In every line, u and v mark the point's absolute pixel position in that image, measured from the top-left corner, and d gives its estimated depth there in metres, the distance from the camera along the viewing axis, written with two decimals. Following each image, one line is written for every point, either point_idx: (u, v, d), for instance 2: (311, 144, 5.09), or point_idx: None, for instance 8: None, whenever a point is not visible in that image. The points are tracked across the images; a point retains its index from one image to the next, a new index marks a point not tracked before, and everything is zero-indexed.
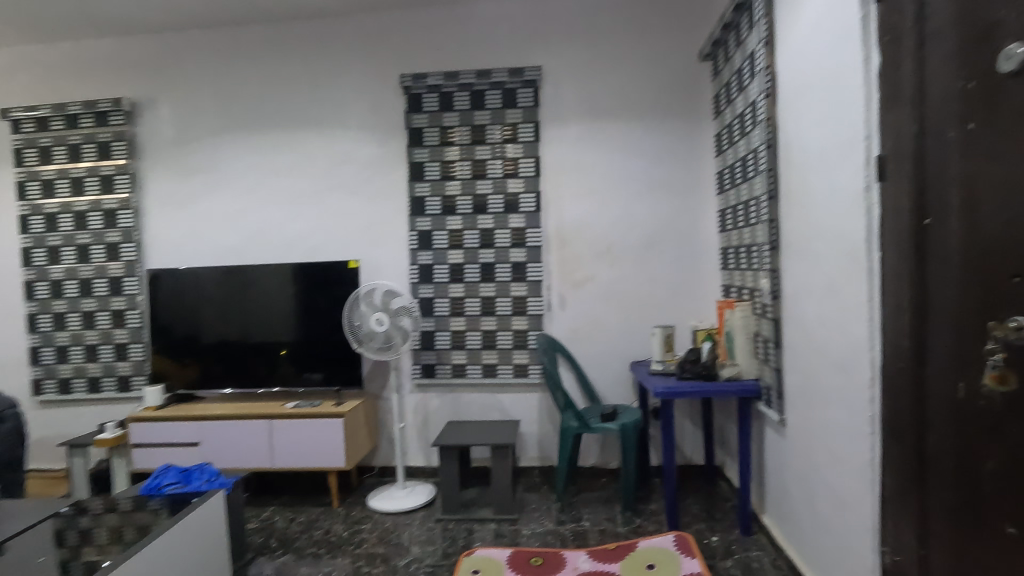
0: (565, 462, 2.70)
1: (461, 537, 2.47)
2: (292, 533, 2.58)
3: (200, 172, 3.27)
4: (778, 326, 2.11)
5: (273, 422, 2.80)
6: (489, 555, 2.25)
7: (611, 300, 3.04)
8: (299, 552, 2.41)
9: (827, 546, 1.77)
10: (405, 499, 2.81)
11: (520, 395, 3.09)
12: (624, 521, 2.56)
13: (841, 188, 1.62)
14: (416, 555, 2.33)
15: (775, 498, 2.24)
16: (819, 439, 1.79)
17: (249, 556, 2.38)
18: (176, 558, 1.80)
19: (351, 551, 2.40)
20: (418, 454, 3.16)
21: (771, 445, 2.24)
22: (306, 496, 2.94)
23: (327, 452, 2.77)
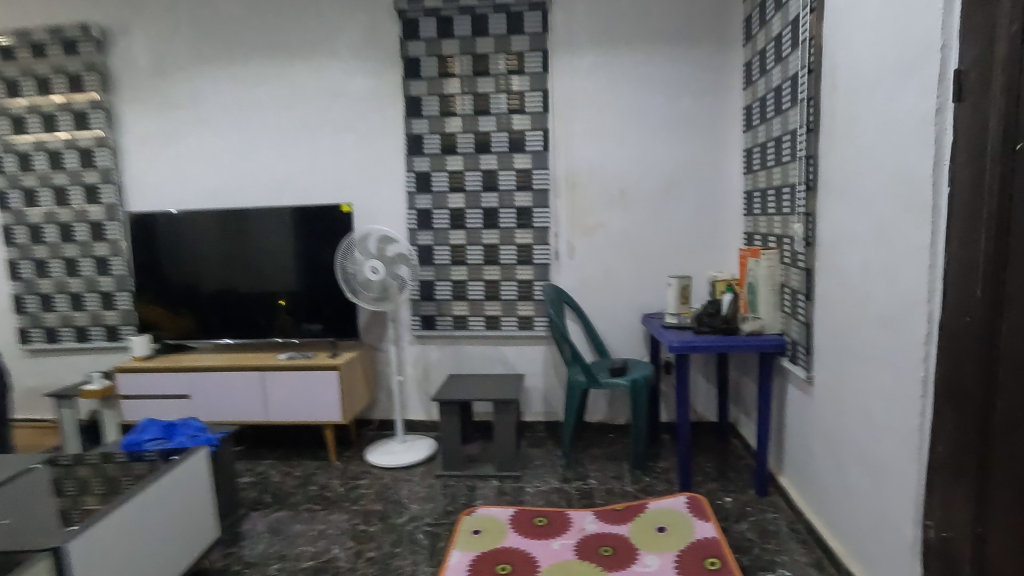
0: (572, 418, 2.57)
1: (462, 494, 2.37)
2: (287, 488, 2.49)
3: (179, 108, 3.01)
4: (809, 277, 1.91)
5: (264, 375, 2.67)
6: (492, 514, 2.15)
7: (623, 248, 2.83)
8: (293, 508, 2.32)
9: (856, 512, 1.64)
10: (404, 453, 2.71)
11: (524, 348, 2.94)
12: (632, 479, 2.45)
13: (903, 115, 1.38)
14: (415, 512, 2.24)
15: (796, 459, 2.10)
16: (855, 400, 1.63)
17: (242, 511, 2.29)
18: (139, 534, 1.61)
19: (348, 508, 2.31)
20: (418, 408, 3.04)
21: (795, 405, 2.07)
22: (303, 450, 2.84)
23: (322, 406, 2.65)
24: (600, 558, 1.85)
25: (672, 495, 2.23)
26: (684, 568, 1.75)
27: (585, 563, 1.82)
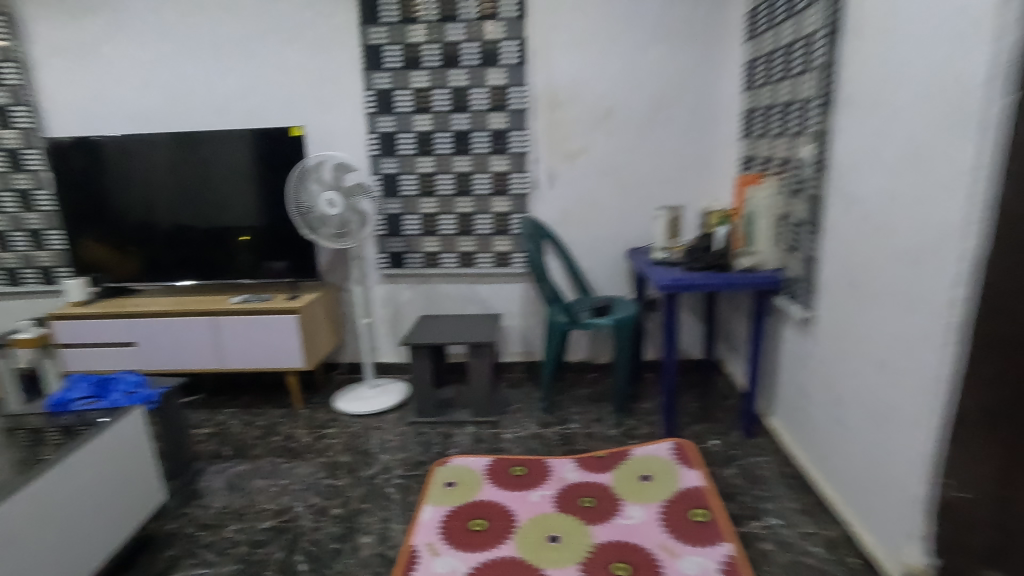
0: (551, 360, 2.42)
1: (436, 442, 2.24)
2: (249, 439, 2.33)
3: (94, 13, 2.58)
4: (816, 207, 1.71)
5: (216, 319, 2.44)
6: (466, 465, 2.02)
7: (608, 176, 2.57)
8: (254, 461, 2.17)
9: (856, 459, 1.54)
10: (375, 399, 2.56)
11: (502, 286, 2.74)
12: (614, 422, 2.33)
13: (953, 6, 1.13)
14: (385, 464, 2.10)
15: (788, 401, 1.98)
16: (864, 344, 1.47)
17: (198, 467, 2.14)
18: (72, 509, 1.45)
19: (314, 460, 2.16)
20: (389, 350, 2.87)
21: (791, 345, 1.93)
22: (267, 397, 2.67)
23: (283, 352, 2.45)
24: (582, 510, 1.74)
25: (657, 439, 2.12)
26: (670, 520, 1.65)
27: (565, 517, 1.71)
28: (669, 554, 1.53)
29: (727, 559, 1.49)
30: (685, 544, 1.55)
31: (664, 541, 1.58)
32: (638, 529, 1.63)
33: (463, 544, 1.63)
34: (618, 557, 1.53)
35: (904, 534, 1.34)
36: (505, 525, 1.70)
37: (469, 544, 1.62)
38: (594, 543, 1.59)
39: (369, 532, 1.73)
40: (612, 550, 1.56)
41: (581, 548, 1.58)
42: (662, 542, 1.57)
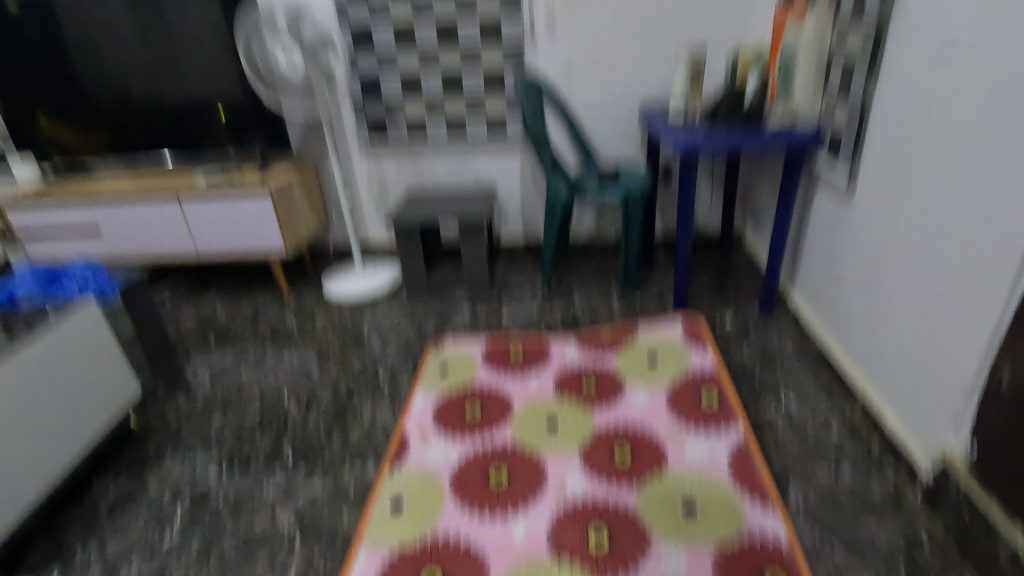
0: (552, 236, 2.21)
1: (431, 325, 2.11)
2: (234, 327, 2.23)
3: None
4: (878, 37, 1.37)
5: (182, 201, 2.22)
6: (462, 348, 1.90)
7: (618, 18, 2.17)
8: (240, 349, 2.08)
9: (890, 337, 1.39)
10: (366, 282, 2.41)
11: (497, 156, 2.44)
12: (621, 301, 2.17)
13: None
14: (377, 349, 1.99)
15: (815, 275, 1.78)
16: (929, 206, 1.24)
17: (182, 356, 2.05)
18: (19, 414, 1.31)
19: (301, 346, 2.06)
20: (379, 231, 2.66)
21: (826, 213, 1.68)
22: (253, 283, 2.53)
23: (260, 235, 2.27)
24: (583, 395, 1.63)
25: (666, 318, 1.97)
26: (678, 404, 1.54)
27: (565, 403, 1.61)
28: (674, 439, 1.43)
29: (737, 443, 1.39)
30: (692, 430, 1.45)
31: (670, 426, 1.47)
32: (642, 414, 1.53)
33: (457, 431, 1.54)
34: (621, 443, 1.44)
35: (942, 420, 1.21)
36: (502, 411, 1.60)
37: (463, 431, 1.53)
38: (595, 429, 1.50)
39: (359, 420, 1.64)
40: (615, 436, 1.47)
41: (582, 433, 1.49)
42: (667, 427, 1.47)
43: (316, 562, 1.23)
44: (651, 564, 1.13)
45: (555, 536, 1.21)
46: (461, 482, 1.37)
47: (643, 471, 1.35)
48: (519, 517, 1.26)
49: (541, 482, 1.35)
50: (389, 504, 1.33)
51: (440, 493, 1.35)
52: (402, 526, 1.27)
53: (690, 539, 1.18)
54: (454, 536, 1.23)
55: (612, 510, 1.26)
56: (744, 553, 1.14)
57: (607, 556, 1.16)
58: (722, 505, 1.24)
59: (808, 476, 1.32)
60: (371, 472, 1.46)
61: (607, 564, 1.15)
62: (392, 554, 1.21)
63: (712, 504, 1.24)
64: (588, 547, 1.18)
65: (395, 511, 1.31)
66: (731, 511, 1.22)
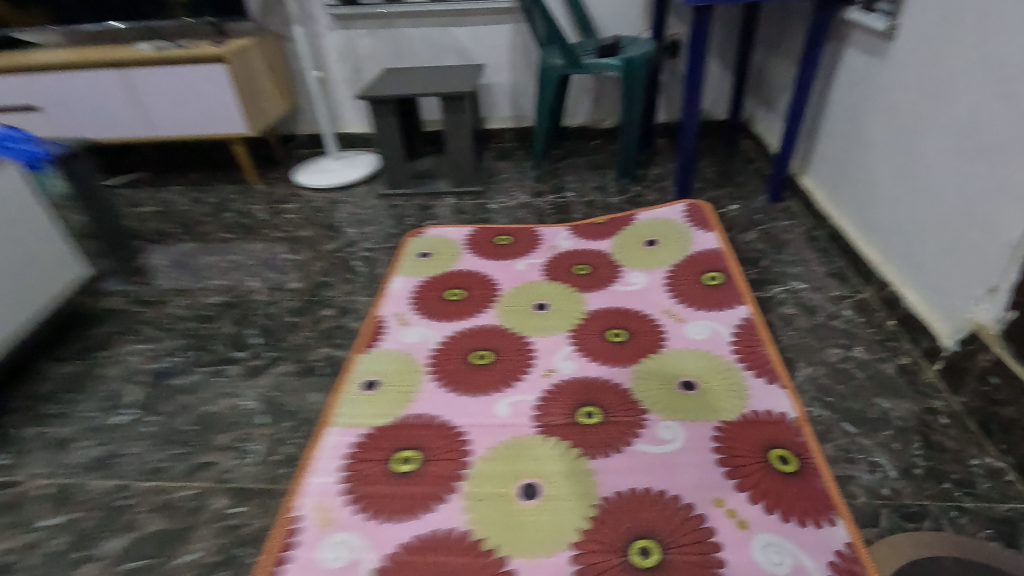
0: (545, 119, 2.00)
1: (412, 214, 1.94)
2: (197, 216, 2.05)
3: None
4: None
5: (127, 72, 1.96)
6: (444, 235, 1.75)
7: None
8: (203, 238, 1.91)
9: (917, 205, 1.25)
10: (341, 172, 2.21)
11: (484, 29, 2.18)
12: (618, 190, 2.00)
13: None
14: (351, 237, 1.83)
15: (834, 153, 1.61)
16: (980, 40, 1.05)
17: (140, 245, 1.89)
18: None
19: (269, 235, 1.90)
20: (355, 119, 2.42)
21: (854, 77, 1.49)
22: (219, 174, 2.33)
23: (217, 113, 2.03)
24: (575, 279, 1.51)
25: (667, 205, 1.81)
26: (678, 286, 1.42)
27: (555, 285, 1.48)
28: (673, 320, 1.32)
29: (741, 323, 1.29)
30: (692, 311, 1.34)
31: (668, 308, 1.36)
32: (638, 297, 1.41)
33: (438, 313, 1.42)
34: (615, 325, 1.33)
35: (968, 291, 1.09)
36: (487, 294, 1.48)
37: (444, 315, 1.42)
38: (587, 310, 1.39)
39: (331, 304, 1.52)
40: (609, 318, 1.35)
41: (573, 315, 1.38)
42: (665, 309, 1.36)
43: (282, 439, 1.14)
44: (645, 437, 1.04)
45: (542, 412, 1.12)
46: (441, 363, 1.27)
47: (639, 351, 1.25)
48: (503, 396, 1.17)
49: (528, 362, 1.25)
50: (361, 384, 1.23)
51: (418, 374, 1.24)
52: (376, 404, 1.17)
53: (689, 414, 1.08)
54: (432, 415, 1.14)
55: (604, 389, 1.16)
56: (747, 425, 1.05)
57: (595, 427, 1.08)
58: (725, 384, 1.14)
59: (815, 355, 1.22)
60: (343, 352, 1.35)
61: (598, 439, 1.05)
62: (364, 432, 1.11)
63: (714, 382, 1.15)
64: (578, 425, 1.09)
65: (367, 392, 1.20)
66: (733, 389, 1.13)
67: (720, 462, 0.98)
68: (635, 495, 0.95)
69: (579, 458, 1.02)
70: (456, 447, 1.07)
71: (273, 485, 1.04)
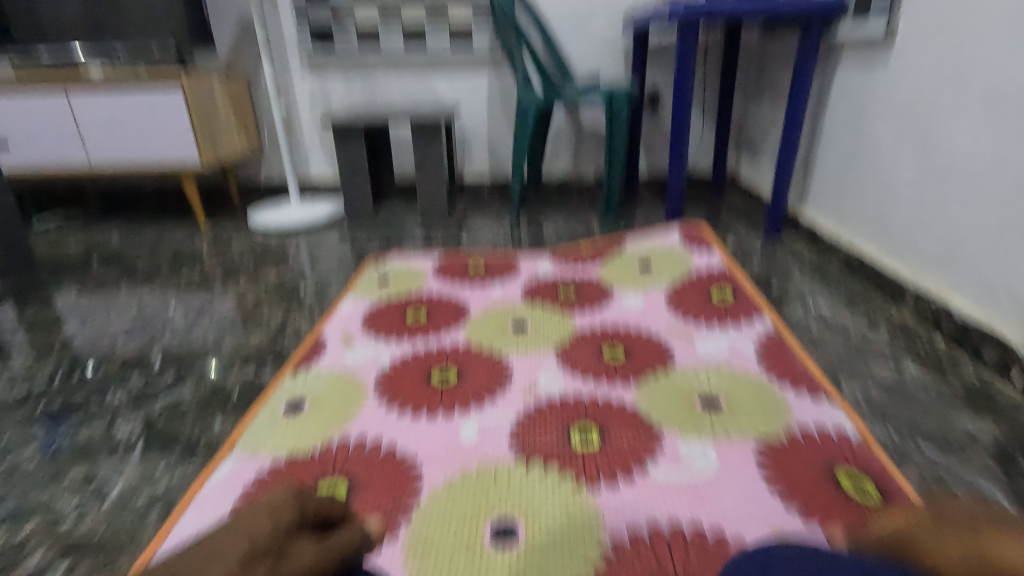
0: (522, 156, 1.87)
1: (374, 249, 1.72)
2: (127, 251, 1.80)
3: None
4: None
5: (71, 95, 1.81)
6: (408, 264, 1.52)
7: None
8: (128, 269, 1.65)
9: (951, 197, 1.09)
10: (300, 213, 2.01)
11: (462, 77, 2.13)
12: (603, 230, 1.83)
13: None
14: (300, 268, 1.59)
15: (836, 175, 1.49)
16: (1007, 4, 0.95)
17: (50, 274, 1.61)
18: None
19: (206, 267, 1.64)
20: (322, 166, 2.27)
21: (852, 92, 1.41)
22: (164, 216, 2.11)
23: (167, 142, 1.87)
24: (557, 300, 1.28)
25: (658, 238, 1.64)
26: (681, 304, 1.20)
27: (537, 306, 1.25)
28: (679, 337, 1.09)
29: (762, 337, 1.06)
30: (701, 327, 1.11)
31: (672, 325, 1.13)
32: (635, 316, 1.18)
33: (392, 333, 1.16)
34: (609, 342, 1.08)
35: None
36: (453, 316, 1.23)
37: (400, 335, 1.15)
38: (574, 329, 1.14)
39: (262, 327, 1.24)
40: (601, 336, 1.11)
41: (557, 334, 1.13)
42: (668, 326, 1.13)
43: (159, 471, 0.82)
44: (664, 462, 0.76)
45: (521, 437, 0.84)
46: (391, 382, 0.98)
47: (640, 369, 1.00)
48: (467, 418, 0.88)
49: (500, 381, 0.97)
50: (282, 406, 0.93)
51: (360, 394, 0.96)
52: (298, 428, 0.87)
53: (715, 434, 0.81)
54: (373, 440, 0.84)
55: (601, 407, 0.89)
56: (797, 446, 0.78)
57: (594, 453, 0.79)
58: (754, 400, 0.88)
59: (862, 372, 0.98)
60: (268, 372, 1.06)
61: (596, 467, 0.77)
62: (275, 461, 0.81)
63: (740, 397, 0.89)
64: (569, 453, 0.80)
65: (288, 414, 0.90)
66: (765, 403, 0.87)
67: (771, 493, 0.70)
68: (656, 539, 0.65)
69: (573, 489, 0.73)
70: (402, 479, 0.76)
71: (130, 532, 0.71)
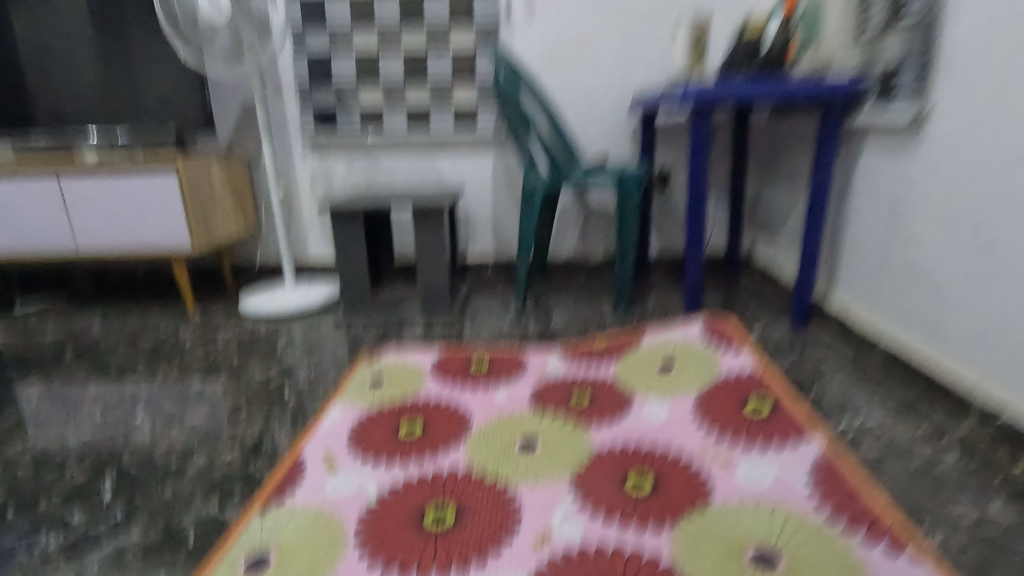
0: (529, 240, 1.77)
1: (369, 339, 1.60)
2: (107, 342, 1.69)
3: None
4: None
5: (63, 181, 1.76)
6: (405, 359, 1.38)
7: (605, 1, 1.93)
8: (103, 365, 1.53)
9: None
10: (293, 297, 1.90)
11: (466, 157, 2.09)
12: (615, 317, 1.71)
13: None
14: (288, 364, 1.46)
15: (865, 263, 1.42)
16: None
17: (17, 373, 1.49)
18: None
19: (186, 363, 1.52)
20: (320, 247, 2.20)
21: (877, 180, 1.36)
22: (152, 300, 2.01)
23: (159, 228, 1.80)
24: (575, 409, 1.12)
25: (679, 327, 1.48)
26: (713, 415, 1.05)
27: (547, 417, 1.10)
28: (712, 459, 0.94)
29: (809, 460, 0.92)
30: (740, 449, 0.96)
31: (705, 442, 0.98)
32: (657, 429, 1.04)
33: None
34: (633, 466, 0.94)
35: None
36: (452, 425, 1.09)
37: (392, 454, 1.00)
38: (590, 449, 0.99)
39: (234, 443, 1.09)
40: (621, 459, 0.96)
41: (574, 456, 0.98)
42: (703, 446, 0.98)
43: None
44: None
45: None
46: (378, 524, 0.84)
47: (672, 504, 0.85)
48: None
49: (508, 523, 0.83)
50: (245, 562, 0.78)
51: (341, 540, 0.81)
52: None
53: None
54: None
55: (628, 572, 0.74)
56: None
57: None
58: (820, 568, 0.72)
59: (933, 512, 0.84)
60: (234, 509, 0.90)
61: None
62: None
63: (800, 563, 0.73)
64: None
65: (261, 561, 0.79)
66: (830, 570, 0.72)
67: None
68: None
69: None
70: None
71: None
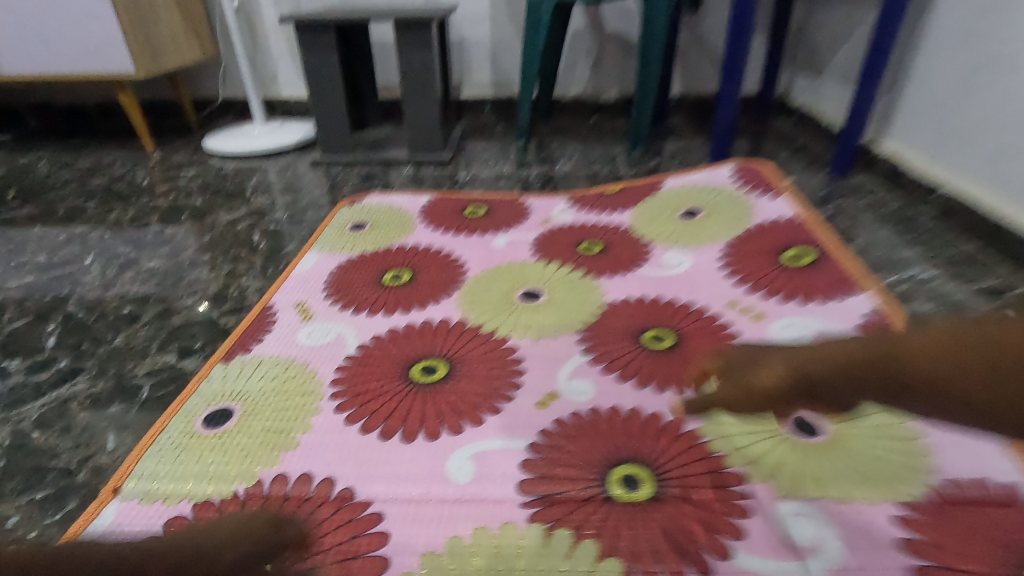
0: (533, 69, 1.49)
1: (351, 184, 1.40)
2: (54, 180, 1.49)
3: None
4: None
5: None
6: (389, 203, 1.19)
7: None
8: (50, 205, 1.35)
9: None
10: (263, 138, 1.66)
11: None
12: (631, 163, 1.50)
13: None
14: (259, 208, 1.29)
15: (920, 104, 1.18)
16: None
17: None
18: None
19: (144, 204, 1.34)
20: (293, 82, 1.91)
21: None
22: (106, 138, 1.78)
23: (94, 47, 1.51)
24: (588, 266, 0.95)
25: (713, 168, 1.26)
26: (742, 268, 0.91)
27: (551, 269, 0.95)
28: (745, 317, 0.82)
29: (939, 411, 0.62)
30: (768, 301, 0.84)
31: (730, 297, 0.86)
32: (682, 289, 0.89)
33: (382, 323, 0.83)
34: (652, 324, 0.81)
35: None
36: (437, 283, 0.92)
37: (370, 301, 0.88)
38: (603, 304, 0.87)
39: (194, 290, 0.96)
40: (639, 318, 0.83)
41: (575, 313, 0.85)
42: (726, 301, 0.85)
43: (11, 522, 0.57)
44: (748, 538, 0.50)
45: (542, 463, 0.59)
46: (355, 375, 0.73)
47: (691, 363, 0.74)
48: (457, 457, 0.60)
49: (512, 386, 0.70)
50: (203, 414, 0.68)
51: (311, 396, 0.70)
52: (219, 458, 0.62)
53: (830, 500, 0.53)
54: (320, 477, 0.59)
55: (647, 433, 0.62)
56: (947, 530, 0.49)
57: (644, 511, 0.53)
58: (901, 458, 0.56)
59: None
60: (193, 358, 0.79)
61: (662, 551, 0.49)
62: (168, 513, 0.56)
63: (857, 443, 0.58)
64: (624, 537, 0.51)
65: (218, 426, 0.66)
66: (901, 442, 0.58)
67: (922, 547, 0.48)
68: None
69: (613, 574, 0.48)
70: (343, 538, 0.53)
71: None
